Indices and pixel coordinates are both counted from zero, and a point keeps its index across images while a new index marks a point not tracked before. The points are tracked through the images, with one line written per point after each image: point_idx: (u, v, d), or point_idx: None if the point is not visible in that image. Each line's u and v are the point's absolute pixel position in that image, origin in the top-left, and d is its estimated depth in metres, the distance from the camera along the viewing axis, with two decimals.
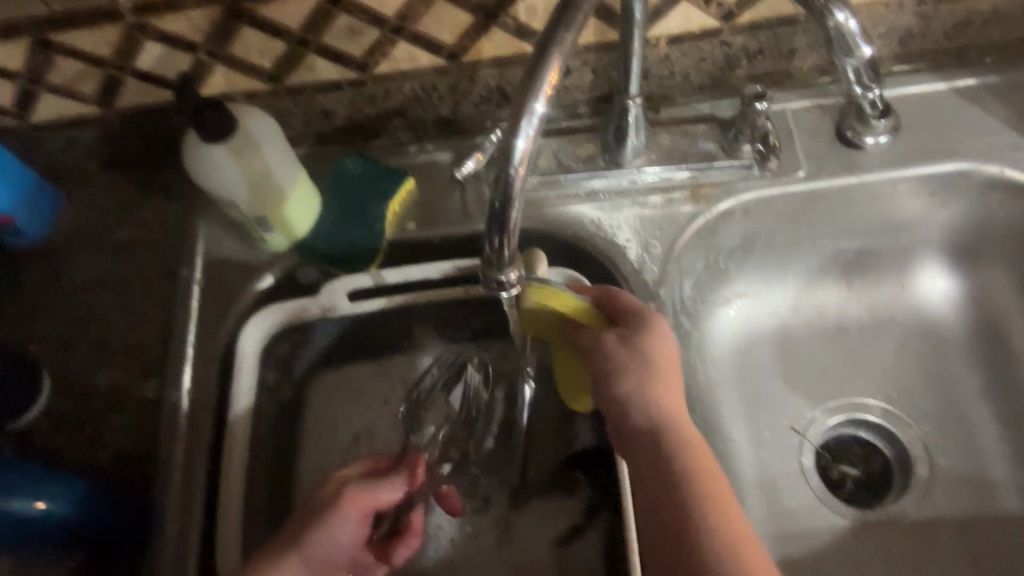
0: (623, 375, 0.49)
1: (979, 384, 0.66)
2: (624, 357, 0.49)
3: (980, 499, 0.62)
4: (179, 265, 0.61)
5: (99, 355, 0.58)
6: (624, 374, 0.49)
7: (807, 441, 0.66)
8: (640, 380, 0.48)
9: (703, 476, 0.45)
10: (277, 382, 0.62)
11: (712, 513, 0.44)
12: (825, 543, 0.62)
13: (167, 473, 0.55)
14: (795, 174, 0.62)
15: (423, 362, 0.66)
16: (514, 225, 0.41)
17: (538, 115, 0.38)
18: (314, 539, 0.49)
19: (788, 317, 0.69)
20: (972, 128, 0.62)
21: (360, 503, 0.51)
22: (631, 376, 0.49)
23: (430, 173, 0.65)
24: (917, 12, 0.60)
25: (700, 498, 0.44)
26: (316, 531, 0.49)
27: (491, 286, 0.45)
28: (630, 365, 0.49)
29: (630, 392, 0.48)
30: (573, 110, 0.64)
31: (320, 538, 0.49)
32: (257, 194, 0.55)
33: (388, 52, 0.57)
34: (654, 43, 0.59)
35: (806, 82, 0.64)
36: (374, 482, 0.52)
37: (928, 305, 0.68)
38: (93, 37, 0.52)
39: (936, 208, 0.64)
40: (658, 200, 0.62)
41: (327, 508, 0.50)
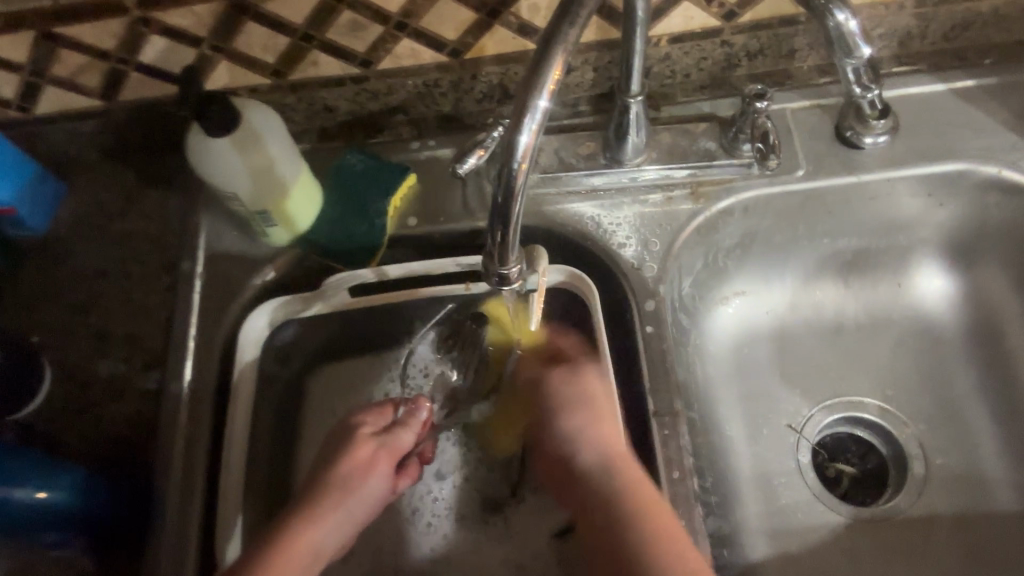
0: (567, 414, 0.53)
1: (975, 383, 0.66)
2: (567, 396, 0.54)
3: (975, 497, 0.63)
4: (181, 258, 0.61)
5: (101, 347, 0.59)
6: (571, 413, 0.53)
7: (804, 438, 0.66)
8: (584, 416, 0.53)
9: (642, 509, 0.47)
10: (278, 375, 0.62)
11: (644, 516, 0.47)
12: (821, 540, 0.62)
13: (169, 463, 0.55)
14: (795, 172, 0.62)
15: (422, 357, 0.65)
16: (516, 220, 0.41)
17: (542, 110, 0.38)
18: (353, 496, 0.53)
19: (786, 316, 0.69)
20: (970, 129, 0.63)
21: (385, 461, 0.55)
22: (580, 414, 0.53)
23: (431, 169, 0.65)
24: (916, 13, 0.60)
25: (637, 512, 0.47)
26: (352, 493, 0.53)
27: (492, 280, 0.45)
28: (574, 402, 0.53)
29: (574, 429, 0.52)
30: (575, 108, 0.65)
31: (362, 497, 0.53)
32: (259, 188, 0.55)
33: (390, 48, 0.57)
34: (655, 41, 0.59)
35: (807, 82, 0.65)
36: (394, 437, 0.56)
37: (925, 305, 0.69)
38: (98, 30, 0.53)
39: (933, 209, 0.65)
40: (658, 198, 0.63)
41: (363, 472, 0.54)
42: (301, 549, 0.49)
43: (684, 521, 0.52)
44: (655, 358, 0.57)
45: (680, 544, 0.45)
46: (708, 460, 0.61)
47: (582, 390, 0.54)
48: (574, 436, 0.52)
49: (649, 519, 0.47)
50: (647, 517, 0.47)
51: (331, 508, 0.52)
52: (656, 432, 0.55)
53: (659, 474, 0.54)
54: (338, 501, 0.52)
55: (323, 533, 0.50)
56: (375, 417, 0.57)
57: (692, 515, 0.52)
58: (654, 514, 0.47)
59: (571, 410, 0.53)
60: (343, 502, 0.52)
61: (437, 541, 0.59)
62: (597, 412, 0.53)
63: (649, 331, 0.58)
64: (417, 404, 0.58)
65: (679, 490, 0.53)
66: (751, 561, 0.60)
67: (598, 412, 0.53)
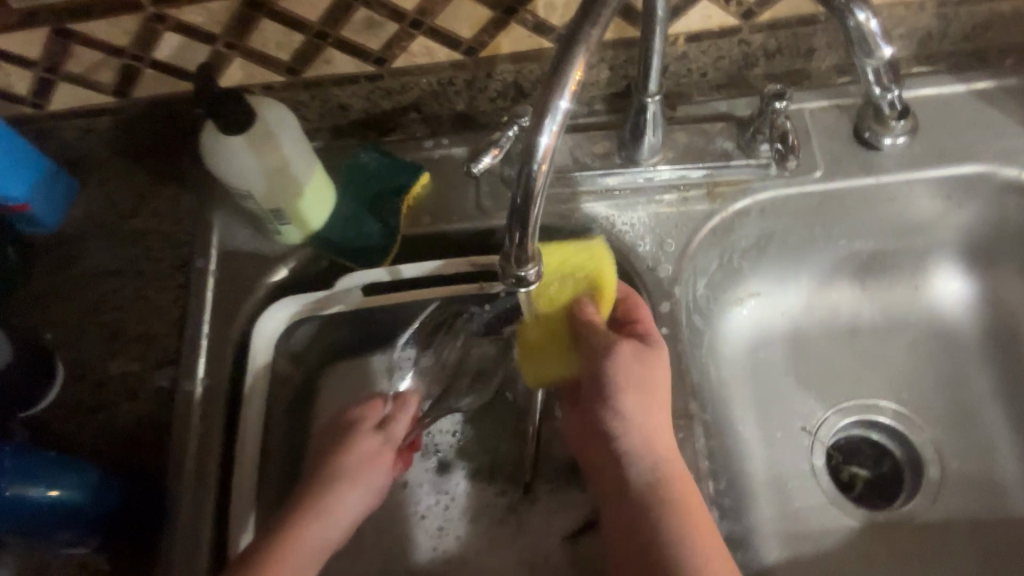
0: (624, 397, 0.52)
1: (993, 386, 0.66)
2: (626, 376, 0.52)
3: (991, 502, 0.62)
4: (194, 255, 0.61)
5: (114, 344, 0.59)
6: (628, 397, 0.52)
7: (818, 441, 0.66)
8: (638, 405, 0.52)
9: (684, 511, 0.49)
10: (290, 374, 0.62)
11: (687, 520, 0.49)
12: (835, 543, 0.62)
13: (181, 462, 0.55)
14: (812, 173, 0.61)
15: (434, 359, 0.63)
16: (535, 221, 0.41)
17: (563, 111, 0.38)
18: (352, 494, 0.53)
19: (801, 318, 0.69)
20: (990, 130, 0.62)
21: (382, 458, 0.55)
22: (639, 399, 0.52)
23: (445, 167, 0.65)
24: (937, 12, 0.60)
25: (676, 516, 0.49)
26: (351, 488, 0.53)
27: (509, 282, 0.44)
28: (638, 387, 0.52)
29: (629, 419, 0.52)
30: (589, 107, 0.64)
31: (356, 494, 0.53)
32: (274, 185, 0.55)
33: (405, 46, 0.57)
34: (673, 40, 0.59)
35: (825, 82, 0.64)
36: (389, 433, 0.57)
37: (942, 308, 0.68)
38: (112, 27, 0.52)
39: (952, 210, 0.64)
40: (674, 198, 0.62)
41: (366, 463, 0.55)
42: (306, 547, 0.49)
43: None
44: (670, 360, 0.57)
45: (718, 552, 0.48)
46: (722, 463, 0.61)
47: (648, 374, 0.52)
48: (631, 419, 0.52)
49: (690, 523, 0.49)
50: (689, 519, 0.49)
51: (333, 503, 0.52)
52: (670, 435, 0.54)
53: None
54: (338, 496, 0.52)
55: (328, 530, 0.51)
56: (368, 412, 0.57)
57: (707, 519, 0.52)
58: (694, 518, 0.49)
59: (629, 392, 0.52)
60: (340, 498, 0.52)
61: (449, 542, 0.59)
62: (656, 399, 0.52)
63: (664, 332, 0.58)
64: (403, 401, 0.59)
65: None
66: (765, 564, 0.60)
67: (653, 401, 0.52)
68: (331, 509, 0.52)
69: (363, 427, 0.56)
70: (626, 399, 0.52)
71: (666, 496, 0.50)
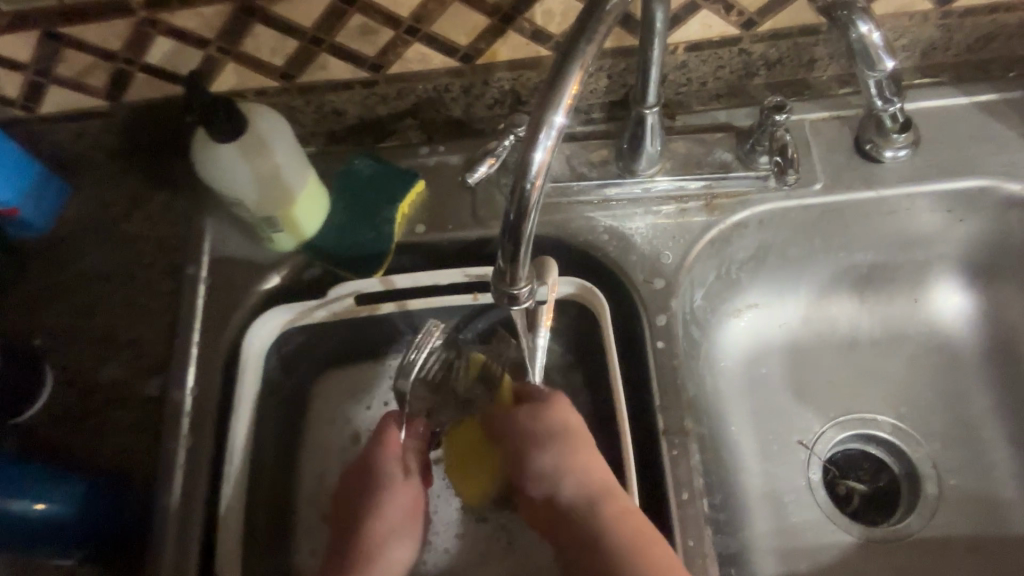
0: (537, 450, 0.52)
1: (992, 402, 0.65)
2: (542, 427, 0.52)
3: (988, 520, 0.61)
4: (185, 261, 0.60)
5: (103, 351, 0.58)
6: (542, 445, 0.52)
7: (815, 455, 0.65)
8: (557, 454, 0.52)
9: (640, 533, 0.48)
10: (282, 383, 0.61)
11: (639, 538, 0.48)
12: (830, 559, 0.61)
13: (170, 472, 0.54)
14: (812, 186, 0.61)
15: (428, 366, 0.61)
16: (528, 238, 0.40)
17: (558, 127, 0.37)
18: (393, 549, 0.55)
19: (800, 330, 0.68)
20: (992, 144, 0.61)
21: (404, 505, 0.56)
22: (551, 447, 0.52)
23: (441, 174, 0.64)
24: (940, 24, 0.59)
25: (630, 553, 0.47)
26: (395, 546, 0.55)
27: (503, 299, 0.44)
28: (555, 447, 0.52)
29: (550, 469, 0.52)
30: (587, 114, 0.63)
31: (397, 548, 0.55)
32: (265, 193, 0.54)
33: (401, 52, 0.56)
34: (672, 49, 0.58)
35: (826, 93, 0.63)
36: (412, 471, 0.57)
37: (941, 321, 0.67)
38: (103, 31, 0.52)
39: (953, 225, 0.64)
40: (672, 209, 0.62)
41: (405, 518, 0.56)
42: None
43: (691, 541, 0.51)
44: (665, 374, 0.56)
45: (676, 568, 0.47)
46: (717, 477, 0.60)
47: (556, 423, 0.52)
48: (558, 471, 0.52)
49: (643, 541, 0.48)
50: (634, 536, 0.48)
51: (380, 568, 0.54)
52: (665, 452, 0.54)
53: (667, 494, 0.53)
54: (382, 556, 0.54)
55: None
56: (390, 454, 0.56)
57: (700, 537, 0.51)
58: (641, 538, 0.48)
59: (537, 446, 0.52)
60: (387, 562, 0.54)
61: (439, 557, 0.58)
62: (578, 442, 0.52)
63: (660, 346, 0.57)
64: (415, 424, 0.59)
65: (688, 511, 0.52)
66: None
67: (573, 445, 0.52)
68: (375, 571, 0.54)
69: (394, 480, 0.56)
70: (546, 453, 0.52)
71: (610, 521, 0.49)
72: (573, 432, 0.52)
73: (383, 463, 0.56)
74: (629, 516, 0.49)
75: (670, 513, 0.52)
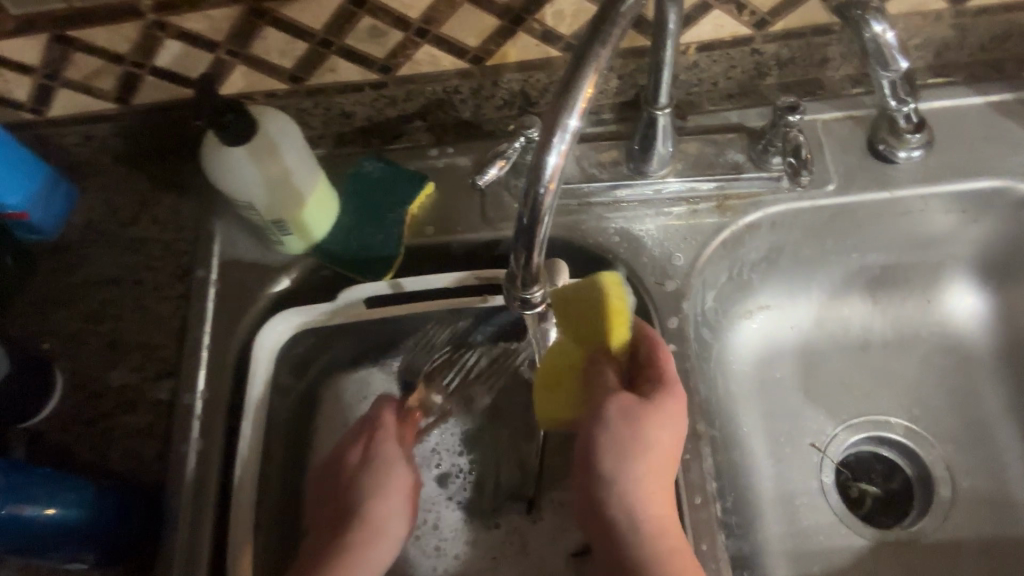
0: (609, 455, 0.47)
1: (1006, 404, 0.64)
2: (623, 437, 0.47)
3: (1003, 523, 0.61)
4: (195, 264, 0.60)
5: (113, 355, 0.58)
6: (617, 454, 0.47)
7: (828, 458, 0.65)
8: (620, 462, 0.47)
9: None
10: (291, 386, 0.61)
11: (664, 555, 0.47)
12: (843, 563, 0.61)
13: (181, 475, 0.54)
14: (824, 186, 0.60)
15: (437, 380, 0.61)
16: (541, 242, 0.40)
17: (572, 130, 0.36)
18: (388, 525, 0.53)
19: (812, 331, 0.68)
20: (1006, 144, 0.61)
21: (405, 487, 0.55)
22: (624, 459, 0.47)
23: (450, 177, 0.64)
24: (955, 23, 0.58)
25: None
26: (389, 522, 0.53)
27: (515, 304, 0.44)
28: (648, 451, 0.47)
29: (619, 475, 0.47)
30: (597, 115, 0.63)
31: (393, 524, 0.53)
32: (275, 196, 0.54)
33: (410, 54, 0.56)
34: (683, 49, 0.58)
35: (838, 92, 0.63)
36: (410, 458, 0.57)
37: (954, 322, 0.67)
38: (112, 34, 0.51)
39: (967, 226, 0.63)
40: (683, 211, 0.61)
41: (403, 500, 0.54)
42: None
43: (704, 546, 0.51)
44: (677, 377, 0.56)
45: None
46: (728, 481, 0.60)
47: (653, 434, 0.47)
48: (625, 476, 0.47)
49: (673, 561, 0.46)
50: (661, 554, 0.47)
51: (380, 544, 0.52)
52: (677, 456, 0.53)
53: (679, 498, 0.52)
54: (377, 531, 0.52)
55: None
56: (387, 430, 0.57)
57: (713, 541, 0.51)
58: None
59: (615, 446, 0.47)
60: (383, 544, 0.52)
61: (449, 561, 0.58)
62: (653, 463, 0.47)
63: (671, 349, 0.57)
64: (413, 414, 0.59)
65: (701, 515, 0.51)
66: None
67: (647, 462, 0.47)
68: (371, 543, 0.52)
69: (395, 460, 0.55)
70: (616, 460, 0.47)
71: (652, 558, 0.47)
72: (654, 449, 0.47)
73: (376, 442, 0.56)
74: (677, 557, 0.47)
75: (682, 517, 0.52)
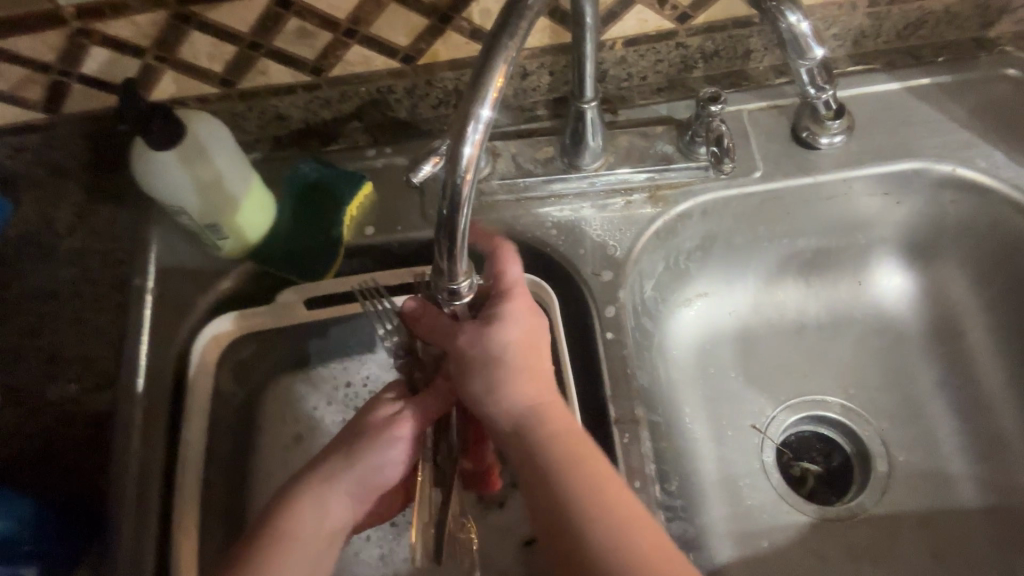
0: (500, 365, 0.46)
1: (936, 379, 0.67)
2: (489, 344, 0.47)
3: (937, 494, 0.63)
4: (132, 273, 0.60)
5: (52, 367, 0.57)
6: (483, 366, 0.46)
7: (768, 438, 0.66)
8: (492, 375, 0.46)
9: (604, 491, 0.42)
10: (234, 395, 0.60)
11: (626, 530, 0.40)
12: (787, 540, 0.62)
13: (121, 486, 0.53)
14: (751, 174, 0.62)
15: (368, 374, 0.63)
16: (463, 234, 0.40)
17: (484, 120, 0.38)
18: (347, 482, 0.46)
19: (749, 316, 0.70)
20: (924, 127, 0.63)
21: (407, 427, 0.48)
22: (498, 369, 0.46)
23: (387, 176, 0.64)
24: (869, 12, 0.61)
25: (588, 507, 0.41)
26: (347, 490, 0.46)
27: (442, 295, 0.44)
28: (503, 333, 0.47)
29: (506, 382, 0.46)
30: (532, 112, 0.64)
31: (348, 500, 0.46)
32: (207, 200, 0.54)
33: (341, 55, 0.56)
34: (611, 45, 0.59)
35: (763, 83, 0.65)
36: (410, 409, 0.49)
37: (884, 300, 0.69)
38: (36, 43, 0.51)
39: (891, 206, 0.65)
40: (618, 203, 0.62)
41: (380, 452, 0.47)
42: (299, 534, 0.44)
43: None
44: (615, 365, 0.57)
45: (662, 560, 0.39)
46: (672, 465, 0.61)
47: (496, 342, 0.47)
48: (497, 391, 0.46)
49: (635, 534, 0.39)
50: (596, 496, 0.41)
51: (305, 513, 0.44)
52: (616, 440, 0.54)
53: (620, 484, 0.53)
54: (324, 505, 0.45)
55: (306, 540, 0.44)
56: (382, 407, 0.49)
57: None
58: (614, 503, 0.41)
59: (495, 366, 0.46)
60: (331, 511, 0.45)
61: (399, 564, 0.57)
62: (528, 366, 0.47)
63: (609, 337, 0.58)
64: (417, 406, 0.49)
65: (641, 498, 0.52)
66: (718, 564, 0.60)
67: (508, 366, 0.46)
68: (319, 512, 0.45)
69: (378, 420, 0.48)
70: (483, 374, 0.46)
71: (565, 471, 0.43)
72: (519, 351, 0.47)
73: (381, 404, 0.50)
74: (609, 487, 0.42)
75: None
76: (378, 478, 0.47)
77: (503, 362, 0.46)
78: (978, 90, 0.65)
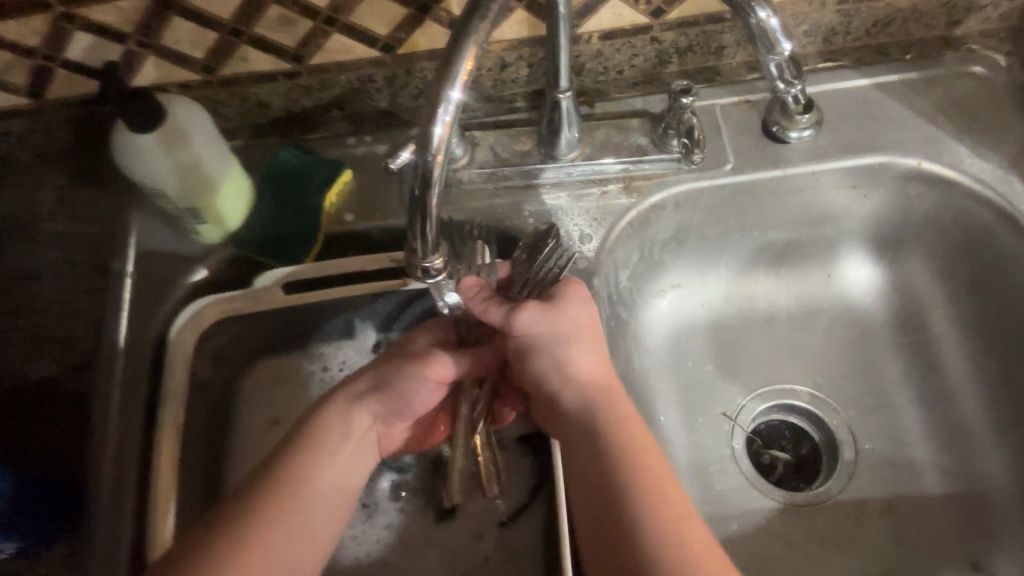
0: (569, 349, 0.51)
1: (902, 369, 0.68)
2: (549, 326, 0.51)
3: (904, 481, 0.64)
4: (111, 258, 0.61)
5: (32, 348, 0.58)
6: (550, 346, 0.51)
7: (738, 426, 0.68)
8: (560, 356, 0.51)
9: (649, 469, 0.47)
10: (214, 377, 0.61)
11: (664, 506, 0.45)
12: (755, 524, 0.63)
13: (98, 464, 0.54)
14: (722, 167, 0.64)
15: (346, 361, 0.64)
16: (434, 212, 0.42)
17: (454, 103, 0.39)
18: (371, 402, 0.52)
19: (721, 307, 0.71)
20: (892, 122, 0.65)
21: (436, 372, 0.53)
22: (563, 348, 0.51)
23: (366, 164, 0.65)
24: (838, 9, 0.62)
25: (635, 480, 0.46)
26: (373, 403, 0.52)
27: (416, 273, 0.45)
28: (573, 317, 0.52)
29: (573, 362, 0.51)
30: (510, 104, 0.66)
31: (372, 413, 0.52)
32: (187, 183, 0.55)
33: (321, 43, 0.57)
34: (586, 38, 0.61)
35: (735, 78, 0.67)
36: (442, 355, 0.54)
37: (852, 292, 0.71)
38: (20, 27, 0.52)
39: (860, 199, 0.67)
40: (594, 192, 0.64)
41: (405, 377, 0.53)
42: (327, 436, 0.50)
43: None
44: None
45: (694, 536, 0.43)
46: None
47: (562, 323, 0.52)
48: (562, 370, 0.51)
49: (669, 511, 0.44)
50: (643, 472, 0.46)
51: (333, 421, 0.50)
52: None
53: None
54: (342, 418, 0.51)
55: (336, 438, 0.50)
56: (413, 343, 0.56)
57: None
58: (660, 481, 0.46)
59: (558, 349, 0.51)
60: (353, 418, 0.51)
61: (374, 544, 0.58)
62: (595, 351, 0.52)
63: None
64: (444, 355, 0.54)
65: None
66: None
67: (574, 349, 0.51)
68: (347, 419, 0.51)
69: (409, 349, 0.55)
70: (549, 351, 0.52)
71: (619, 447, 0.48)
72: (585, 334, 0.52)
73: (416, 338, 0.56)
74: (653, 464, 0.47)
75: None
76: (407, 404, 0.53)
77: (563, 338, 0.51)
78: (945, 87, 0.66)
